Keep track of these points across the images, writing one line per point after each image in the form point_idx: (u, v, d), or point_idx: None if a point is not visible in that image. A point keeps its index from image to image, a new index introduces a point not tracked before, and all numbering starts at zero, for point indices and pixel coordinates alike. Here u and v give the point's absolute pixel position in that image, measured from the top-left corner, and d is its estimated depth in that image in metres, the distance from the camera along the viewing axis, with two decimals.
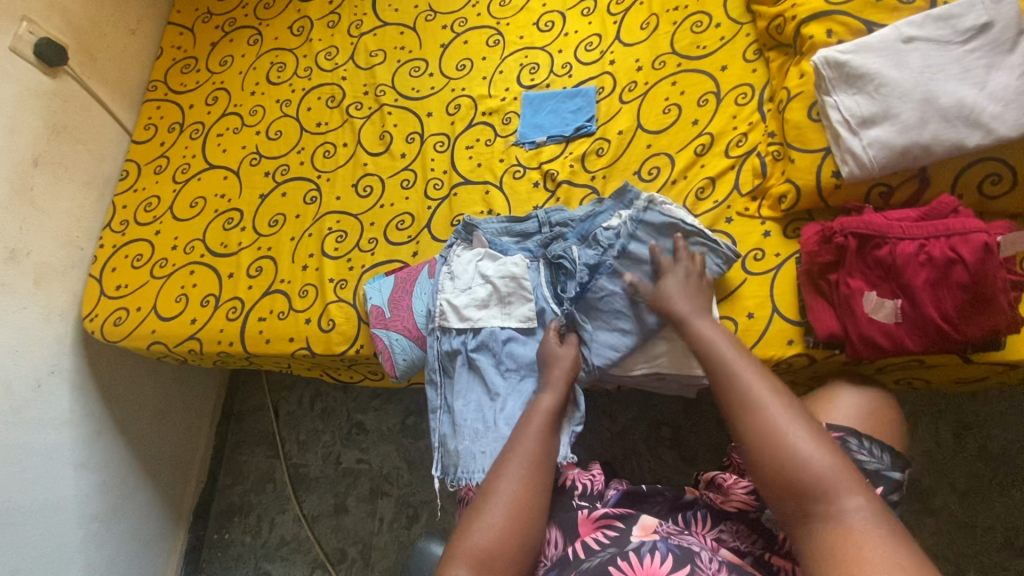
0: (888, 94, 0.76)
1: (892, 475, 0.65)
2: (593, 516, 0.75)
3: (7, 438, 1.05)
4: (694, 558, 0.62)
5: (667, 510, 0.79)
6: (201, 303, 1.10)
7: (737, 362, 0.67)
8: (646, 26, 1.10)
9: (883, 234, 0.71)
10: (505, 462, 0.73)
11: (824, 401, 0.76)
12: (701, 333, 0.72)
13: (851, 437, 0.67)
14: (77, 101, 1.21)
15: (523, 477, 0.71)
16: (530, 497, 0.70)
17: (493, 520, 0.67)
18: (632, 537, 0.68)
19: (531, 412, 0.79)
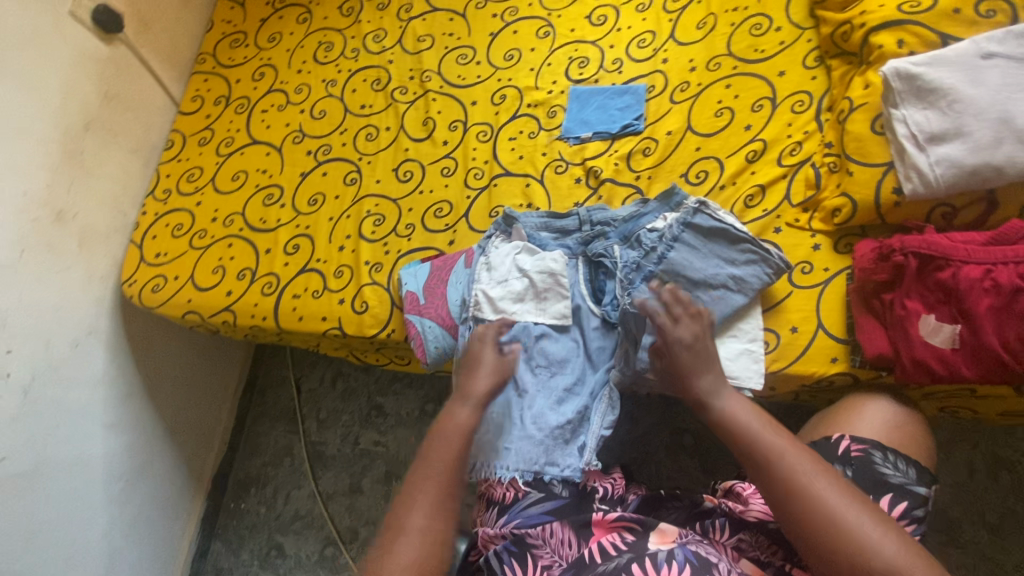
0: (961, 111, 0.73)
1: (918, 490, 0.65)
2: (607, 516, 0.73)
3: (44, 393, 1.07)
4: (714, 569, 0.62)
5: (685, 518, 0.77)
6: (238, 276, 1.11)
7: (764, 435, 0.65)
8: (702, 25, 1.07)
9: (946, 256, 0.68)
10: (414, 492, 0.67)
11: (851, 413, 0.74)
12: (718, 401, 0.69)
13: (876, 451, 0.67)
14: (129, 68, 1.23)
15: (439, 508, 0.66)
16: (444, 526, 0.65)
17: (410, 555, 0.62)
18: (650, 545, 0.68)
19: (444, 428, 0.73)
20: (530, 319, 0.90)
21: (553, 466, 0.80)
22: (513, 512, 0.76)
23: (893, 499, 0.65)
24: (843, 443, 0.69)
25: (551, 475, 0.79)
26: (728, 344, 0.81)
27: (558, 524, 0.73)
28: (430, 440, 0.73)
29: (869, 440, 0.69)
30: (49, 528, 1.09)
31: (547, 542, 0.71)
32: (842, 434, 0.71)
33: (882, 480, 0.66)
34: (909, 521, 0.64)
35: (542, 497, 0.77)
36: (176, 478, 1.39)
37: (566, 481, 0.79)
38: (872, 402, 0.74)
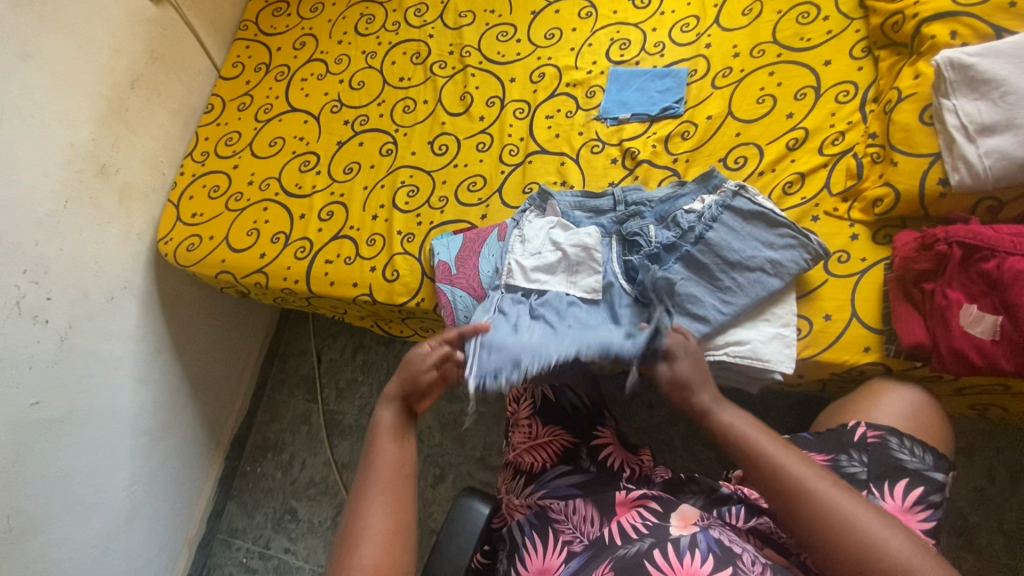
0: (1015, 103, 0.72)
1: (934, 476, 0.66)
2: (630, 495, 0.73)
3: (79, 342, 1.10)
4: (736, 559, 0.60)
5: (704, 503, 0.76)
6: (271, 240, 1.13)
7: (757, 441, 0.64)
8: (748, 12, 1.07)
9: (992, 247, 0.68)
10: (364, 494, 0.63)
11: (869, 402, 0.74)
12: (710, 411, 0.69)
13: (892, 438, 0.68)
14: (175, 30, 1.24)
15: (386, 502, 0.62)
16: (392, 520, 0.61)
17: (371, 556, 0.58)
18: (672, 529, 0.66)
19: (377, 426, 0.70)
20: (557, 290, 0.89)
21: (583, 442, 0.82)
22: (539, 482, 0.79)
23: (908, 485, 0.65)
24: (858, 430, 0.70)
25: (580, 449, 0.82)
26: (760, 327, 0.81)
27: (581, 501, 0.75)
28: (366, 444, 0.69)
29: (886, 428, 0.69)
30: (78, 473, 1.12)
31: (569, 517, 0.73)
32: (859, 421, 0.71)
33: (898, 466, 0.66)
34: (926, 506, 0.64)
35: (569, 471, 0.79)
36: (197, 437, 1.42)
37: (594, 457, 0.81)
38: (895, 390, 0.74)
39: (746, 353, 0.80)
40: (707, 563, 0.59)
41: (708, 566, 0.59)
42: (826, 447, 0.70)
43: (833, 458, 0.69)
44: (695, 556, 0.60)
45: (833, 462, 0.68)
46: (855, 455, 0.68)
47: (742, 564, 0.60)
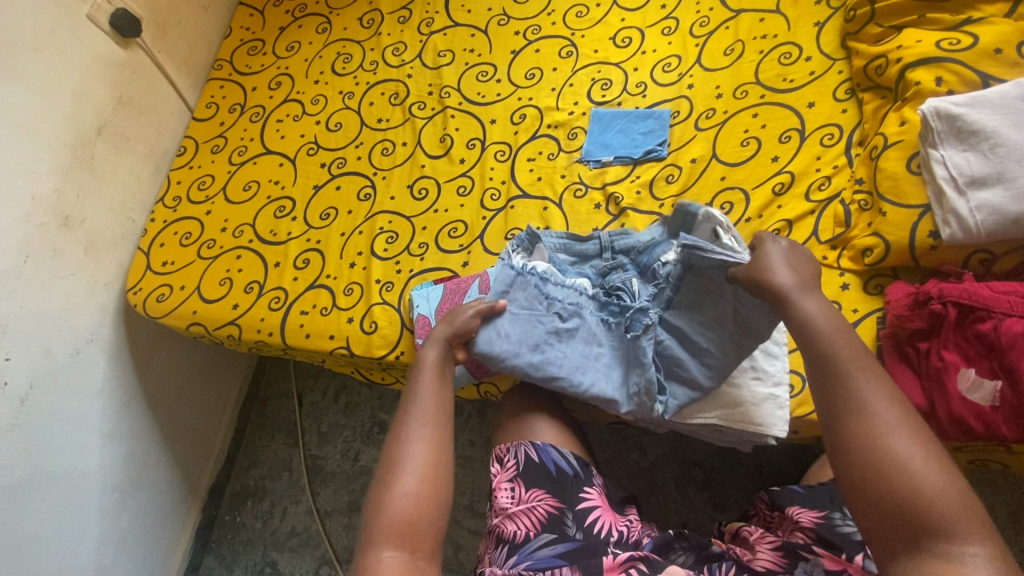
0: (1005, 155, 0.70)
1: None
2: (617, 559, 0.71)
3: (41, 401, 1.04)
4: None
5: (693, 561, 0.73)
6: (245, 289, 1.09)
7: (845, 360, 0.57)
8: (729, 51, 1.05)
9: (988, 308, 0.65)
10: (403, 423, 0.70)
11: None
12: (804, 313, 0.61)
13: None
14: (145, 73, 1.21)
15: (430, 435, 0.69)
16: (435, 452, 0.68)
17: (412, 485, 0.64)
18: None
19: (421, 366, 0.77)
20: (558, 352, 0.83)
21: (570, 505, 0.77)
22: (523, 553, 0.73)
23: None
24: None
25: (566, 515, 0.75)
26: (752, 388, 0.78)
27: (567, 569, 0.70)
28: (413, 381, 0.75)
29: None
30: (40, 541, 1.06)
31: None
32: None
33: None
34: None
35: (555, 539, 0.73)
36: (171, 490, 1.36)
37: (580, 522, 0.75)
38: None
39: (739, 417, 0.77)
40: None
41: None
42: (819, 503, 0.74)
43: (827, 515, 0.72)
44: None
45: (822, 519, 0.72)
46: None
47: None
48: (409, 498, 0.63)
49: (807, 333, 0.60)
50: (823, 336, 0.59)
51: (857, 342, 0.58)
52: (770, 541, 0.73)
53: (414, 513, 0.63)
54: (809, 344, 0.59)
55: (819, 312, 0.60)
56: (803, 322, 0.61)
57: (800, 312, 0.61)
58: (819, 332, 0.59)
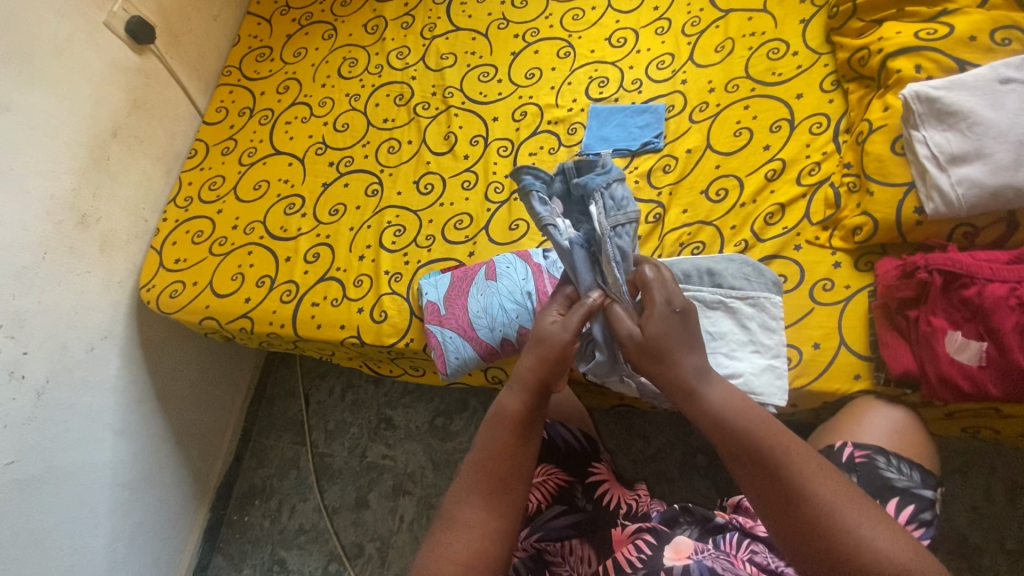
0: (982, 133, 0.75)
1: (923, 493, 0.65)
2: (626, 531, 0.73)
3: (57, 396, 1.06)
4: None
5: (699, 533, 0.75)
6: (257, 283, 1.12)
7: (770, 441, 0.55)
8: (720, 48, 1.10)
9: (972, 274, 0.69)
10: (465, 480, 0.63)
11: (852, 422, 0.73)
12: (712, 402, 0.59)
13: (879, 456, 0.68)
14: (157, 78, 1.25)
15: (493, 496, 0.61)
16: (497, 516, 0.60)
17: (462, 547, 0.58)
18: (665, 559, 0.68)
19: (498, 420, 0.64)
20: None
21: (579, 479, 0.79)
22: (535, 524, 0.74)
23: (899, 503, 0.64)
24: (846, 450, 0.69)
25: (575, 488, 0.78)
26: (751, 359, 0.80)
27: (578, 541, 0.74)
28: (484, 431, 0.65)
29: (871, 445, 0.69)
30: (54, 536, 1.07)
31: (566, 559, 0.71)
32: (847, 441, 0.71)
33: (887, 484, 0.66)
34: (918, 525, 0.64)
35: (564, 510, 0.75)
36: (181, 488, 1.37)
37: (589, 495, 0.78)
38: (877, 410, 0.73)
39: (741, 386, 0.79)
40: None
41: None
42: None
43: None
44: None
45: None
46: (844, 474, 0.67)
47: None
48: (457, 563, 0.57)
49: (722, 422, 0.58)
50: (736, 421, 0.57)
51: (763, 416, 0.57)
52: None
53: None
54: (725, 432, 0.57)
55: (725, 394, 0.59)
56: (716, 414, 0.58)
57: (709, 399, 0.59)
58: (732, 421, 0.57)
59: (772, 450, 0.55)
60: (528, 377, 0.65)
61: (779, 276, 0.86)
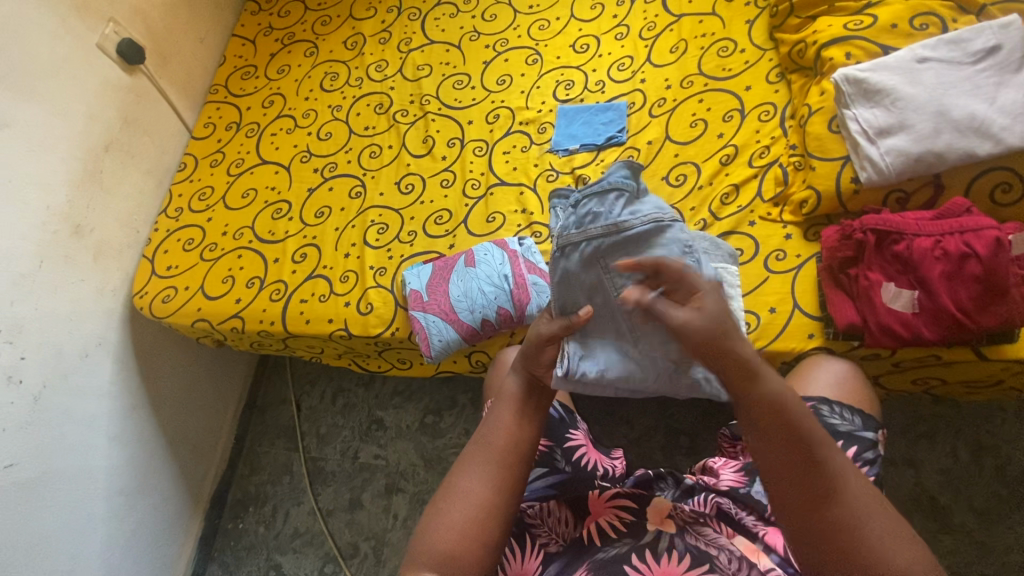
0: (904, 107, 0.83)
1: (866, 435, 0.69)
2: (603, 496, 0.74)
3: (52, 400, 1.09)
4: (713, 558, 0.63)
5: (675, 495, 0.75)
6: (247, 285, 1.16)
7: (818, 448, 0.51)
8: (675, 49, 1.19)
9: (901, 231, 0.77)
10: (466, 455, 0.64)
11: (801, 378, 0.79)
12: (767, 401, 0.53)
13: (823, 405, 0.72)
14: (148, 97, 1.32)
15: (490, 475, 0.61)
16: (493, 491, 0.60)
17: (457, 517, 0.58)
18: (649, 527, 0.69)
19: (501, 400, 0.67)
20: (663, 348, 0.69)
21: (557, 443, 0.79)
22: None
23: (845, 447, 0.68)
24: None
25: (555, 451, 0.78)
26: None
27: (555, 503, 0.74)
28: (488, 412, 0.67)
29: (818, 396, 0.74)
30: (49, 540, 1.08)
31: (545, 521, 0.72)
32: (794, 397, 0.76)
33: (832, 430, 0.70)
34: (862, 464, 0.67)
35: (545, 472, 0.76)
36: (176, 495, 1.38)
37: (568, 457, 0.78)
38: (827, 362, 0.79)
39: None
40: (683, 561, 0.63)
41: (685, 566, 0.62)
42: None
43: None
44: (671, 558, 0.63)
45: None
46: None
47: (717, 564, 0.62)
48: (454, 531, 0.57)
49: (779, 417, 0.52)
50: (792, 418, 0.52)
51: (816, 423, 0.52)
52: (734, 466, 0.77)
53: (456, 549, 0.57)
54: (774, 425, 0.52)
55: (784, 399, 0.53)
56: (777, 406, 0.52)
57: (772, 389, 0.53)
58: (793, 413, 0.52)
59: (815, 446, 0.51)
60: (524, 363, 0.68)
61: (735, 249, 0.92)
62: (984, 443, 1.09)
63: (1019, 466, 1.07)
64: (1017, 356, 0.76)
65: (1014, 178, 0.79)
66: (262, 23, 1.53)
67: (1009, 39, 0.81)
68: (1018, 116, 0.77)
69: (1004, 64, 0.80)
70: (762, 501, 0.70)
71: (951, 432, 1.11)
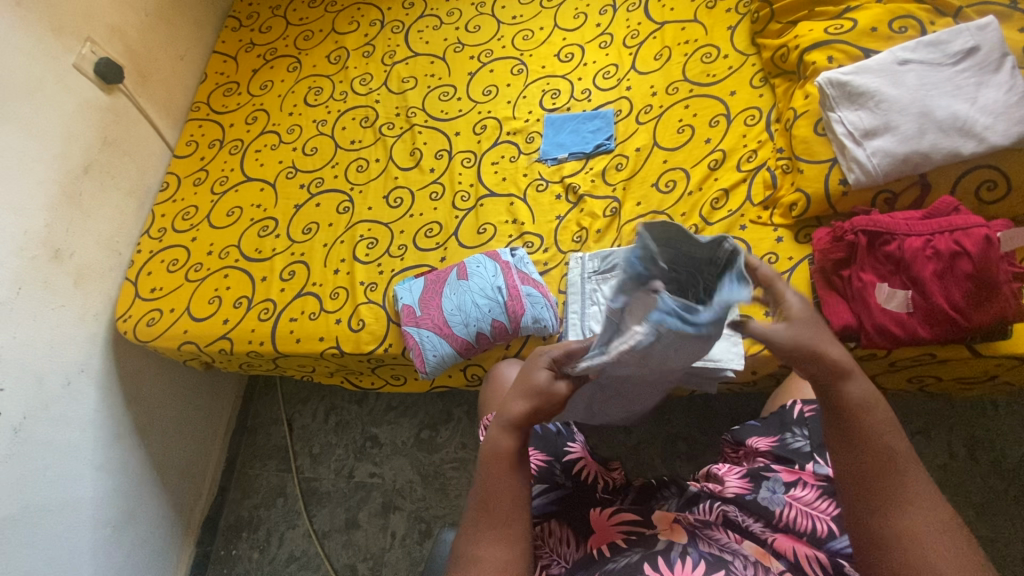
0: (888, 109, 0.84)
1: None
2: (604, 515, 0.70)
3: (34, 432, 1.05)
4: (728, 564, 0.59)
5: (679, 505, 0.73)
6: (234, 304, 1.14)
7: (890, 451, 0.50)
8: (659, 56, 1.20)
9: (891, 232, 0.77)
10: (471, 527, 0.56)
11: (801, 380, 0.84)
12: (844, 399, 0.51)
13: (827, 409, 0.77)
14: (127, 116, 1.30)
15: (506, 538, 0.55)
16: (509, 548, 0.54)
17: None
18: (659, 536, 0.64)
19: (489, 460, 0.57)
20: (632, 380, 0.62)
21: (557, 457, 0.78)
22: None
23: None
24: (796, 408, 0.80)
25: (554, 466, 0.78)
26: None
27: (555, 523, 0.72)
28: (478, 473, 0.58)
29: (817, 401, 0.79)
30: None
31: (546, 541, 0.69)
32: (796, 401, 0.81)
33: None
34: None
35: (545, 489, 0.76)
36: (166, 523, 1.33)
37: (568, 472, 0.78)
38: None
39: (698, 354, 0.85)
40: (699, 567, 0.58)
41: (700, 571, 0.58)
42: (773, 429, 0.79)
43: (779, 438, 0.78)
44: (685, 563, 0.59)
45: (777, 443, 0.77)
46: (797, 429, 0.77)
47: (734, 567, 0.59)
48: None
49: (858, 422, 0.50)
50: (869, 425, 0.50)
51: (894, 430, 0.50)
52: (738, 472, 0.76)
53: None
54: (853, 429, 0.51)
55: (864, 399, 0.51)
56: (859, 412, 0.50)
57: (851, 396, 0.51)
58: (872, 417, 0.50)
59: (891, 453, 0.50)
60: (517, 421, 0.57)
61: None
62: (978, 437, 1.10)
63: (1013, 459, 1.08)
64: (1011, 351, 0.76)
65: (998, 176, 0.80)
66: (243, 39, 1.52)
67: (985, 40, 0.83)
68: (999, 115, 0.78)
69: (983, 64, 0.82)
70: (769, 508, 0.69)
71: (946, 427, 1.12)
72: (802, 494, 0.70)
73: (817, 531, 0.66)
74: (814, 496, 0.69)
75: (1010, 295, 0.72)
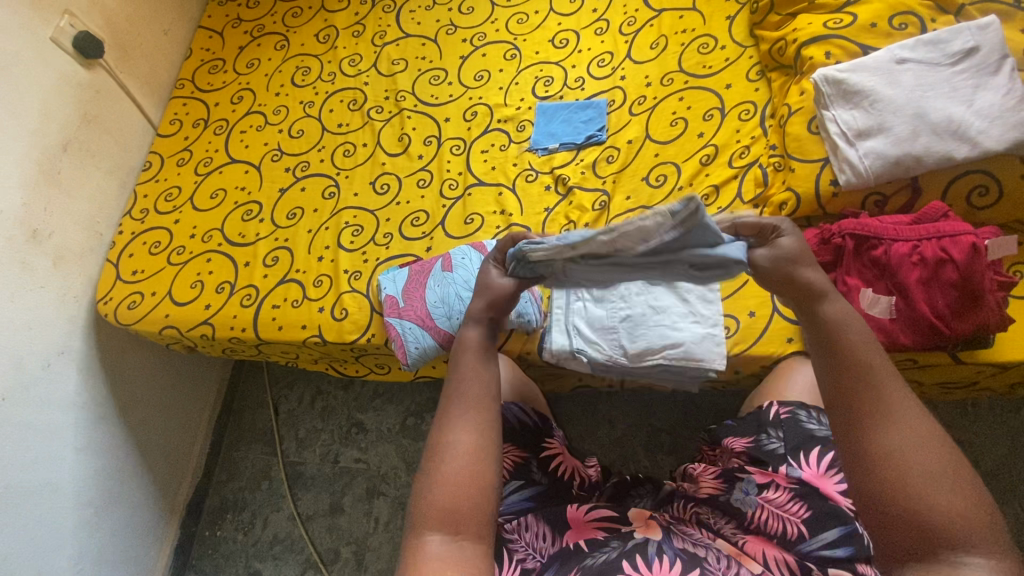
0: (882, 109, 0.82)
1: None
2: (582, 511, 0.70)
3: (12, 414, 1.05)
4: (703, 562, 0.60)
5: (653, 504, 0.75)
6: (216, 290, 1.13)
7: (875, 365, 0.50)
8: (655, 45, 1.17)
9: (878, 236, 0.76)
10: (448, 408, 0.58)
11: (779, 381, 0.81)
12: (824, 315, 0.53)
13: (801, 411, 0.76)
14: (108, 92, 1.26)
15: (475, 419, 0.56)
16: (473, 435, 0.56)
17: (456, 472, 0.53)
18: (636, 533, 0.65)
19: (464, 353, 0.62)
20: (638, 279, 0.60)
21: (534, 454, 0.78)
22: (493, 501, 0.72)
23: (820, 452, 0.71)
24: (773, 408, 0.78)
25: (531, 462, 0.77)
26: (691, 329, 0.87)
27: (532, 517, 0.70)
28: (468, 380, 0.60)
29: (794, 402, 0.77)
30: (14, 557, 1.04)
31: (521, 535, 0.67)
32: (773, 402, 0.79)
33: (810, 435, 0.73)
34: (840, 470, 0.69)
35: (522, 485, 0.74)
36: (149, 504, 1.33)
37: (544, 468, 0.77)
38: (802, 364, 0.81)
39: (680, 354, 0.86)
40: (676, 566, 0.59)
41: (677, 570, 0.58)
42: (748, 430, 0.78)
43: (754, 439, 0.76)
44: (663, 562, 0.59)
45: (753, 443, 0.76)
46: (773, 431, 0.75)
47: (707, 565, 0.60)
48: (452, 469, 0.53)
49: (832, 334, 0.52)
50: (843, 337, 0.52)
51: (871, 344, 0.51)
52: (712, 472, 0.76)
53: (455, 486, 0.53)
54: (830, 353, 0.52)
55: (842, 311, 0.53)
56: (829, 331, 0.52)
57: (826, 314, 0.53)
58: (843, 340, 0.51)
59: (870, 369, 0.49)
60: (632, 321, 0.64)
61: None
62: (957, 438, 1.11)
63: (992, 461, 1.08)
64: (993, 359, 0.76)
65: (990, 181, 0.79)
66: (230, 14, 1.47)
67: (986, 40, 0.80)
68: (995, 119, 0.77)
69: (982, 65, 0.80)
70: (742, 509, 0.69)
71: None
72: (774, 496, 0.69)
73: (788, 534, 0.65)
74: (786, 498, 0.68)
75: (994, 304, 0.72)
